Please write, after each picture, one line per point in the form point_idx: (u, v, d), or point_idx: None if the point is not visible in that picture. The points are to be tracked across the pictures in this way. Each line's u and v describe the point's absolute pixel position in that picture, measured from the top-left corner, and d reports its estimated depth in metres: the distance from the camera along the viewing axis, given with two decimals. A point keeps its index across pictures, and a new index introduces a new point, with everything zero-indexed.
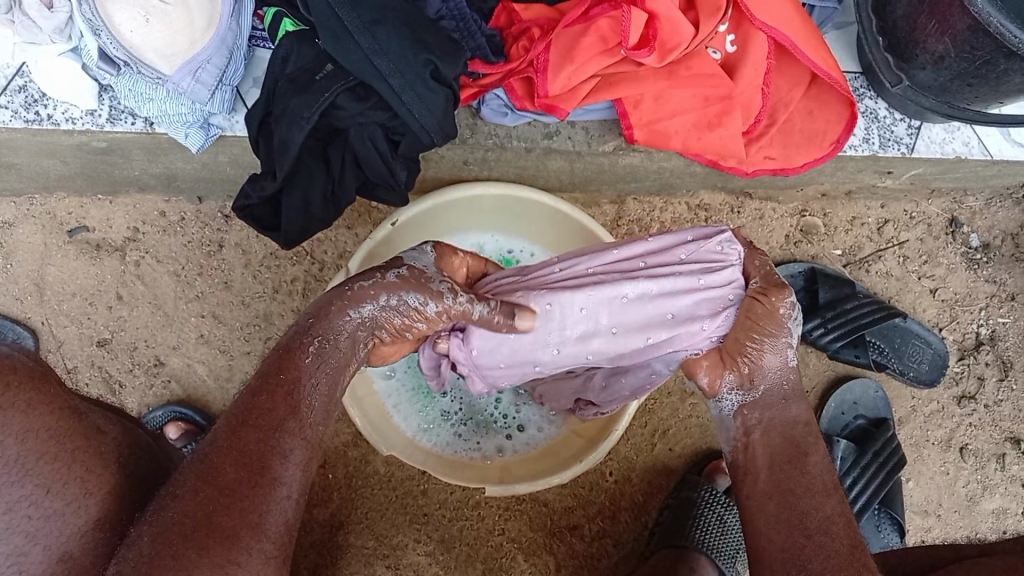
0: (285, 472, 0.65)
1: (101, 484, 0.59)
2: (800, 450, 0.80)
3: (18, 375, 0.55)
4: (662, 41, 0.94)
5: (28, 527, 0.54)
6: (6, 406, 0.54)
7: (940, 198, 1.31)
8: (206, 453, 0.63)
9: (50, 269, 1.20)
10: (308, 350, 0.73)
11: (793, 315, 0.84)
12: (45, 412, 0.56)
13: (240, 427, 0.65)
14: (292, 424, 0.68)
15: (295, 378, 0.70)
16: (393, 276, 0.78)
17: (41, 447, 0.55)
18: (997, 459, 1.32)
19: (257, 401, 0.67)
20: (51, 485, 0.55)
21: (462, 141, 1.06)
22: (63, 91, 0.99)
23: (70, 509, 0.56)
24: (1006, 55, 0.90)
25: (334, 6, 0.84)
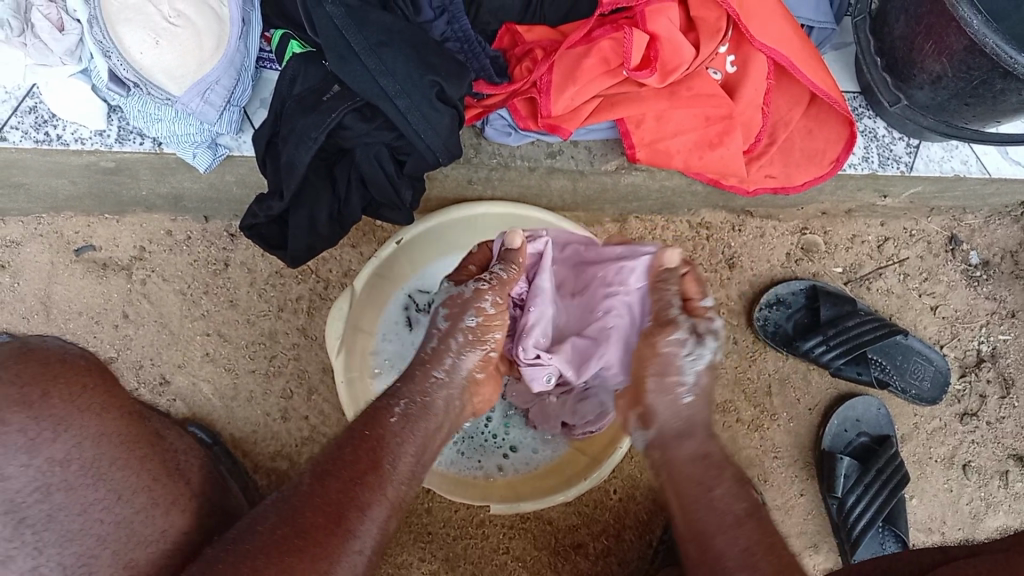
0: (360, 525, 0.71)
1: (166, 495, 0.68)
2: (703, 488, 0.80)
3: (91, 375, 0.68)
4: (663, 63, 0.95)
5: (100, 530, 0.62)
6: (86, 407, 0.65)
7: (940, 216, 1.32)
8: (293, 495, 0.71)
9: (57, 287, 1.20)
10: (394, 410, 0.82)
11: (688, 351, 0.84)
12: (116, 417, 0.67)
13: (324, 477, 0.72)
14: (372, 479, 0.74)
15: (379, 435, 0.78)
16: (441, 322, 0.87)
17: (114, 453, 0.65)
18: (999, 477, 1.32)
19: (342, 456, 0.75)
20: (122, 491, 0.65)
21: (467, 160, 1.07)
22: (72, 111, 1.01)
23: (138, 516, 0.65)
24: (1002, 75, 0.91)
25: (340, 29, 0.86)
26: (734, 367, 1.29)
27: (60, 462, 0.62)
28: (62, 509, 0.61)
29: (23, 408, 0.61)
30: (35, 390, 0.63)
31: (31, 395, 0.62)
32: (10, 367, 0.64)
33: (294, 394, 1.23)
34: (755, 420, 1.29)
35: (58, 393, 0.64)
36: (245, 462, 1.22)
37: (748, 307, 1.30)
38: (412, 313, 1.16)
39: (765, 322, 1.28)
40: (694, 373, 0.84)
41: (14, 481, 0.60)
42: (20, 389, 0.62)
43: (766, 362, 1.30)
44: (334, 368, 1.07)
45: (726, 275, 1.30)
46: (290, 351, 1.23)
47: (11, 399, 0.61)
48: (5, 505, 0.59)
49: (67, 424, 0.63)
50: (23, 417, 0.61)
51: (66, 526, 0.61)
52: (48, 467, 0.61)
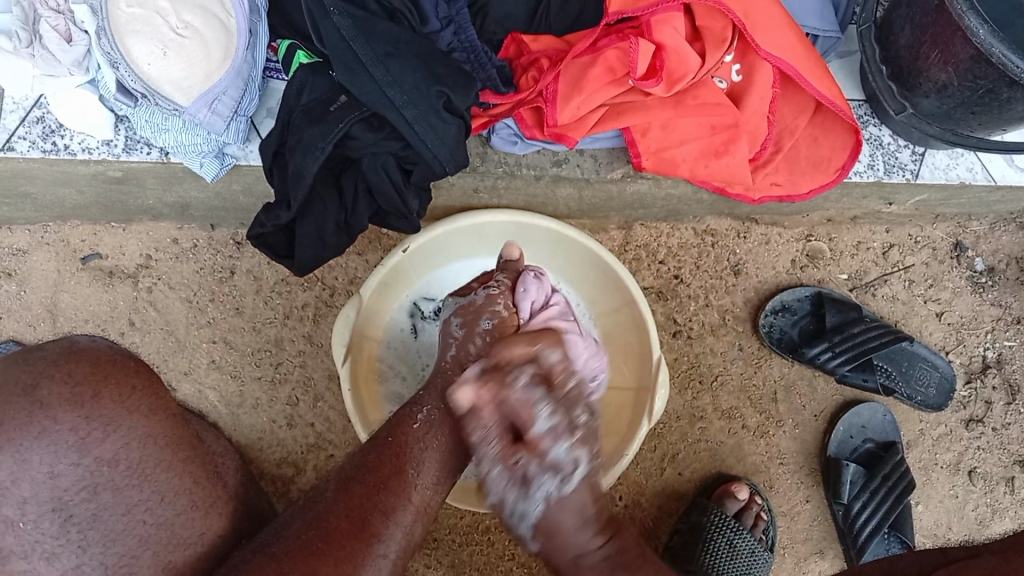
0: (384, 528, 0.74)
1: (206, 497, 0.70)
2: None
3: (140, 376, 0.70)
4: (670, 72, 0.95)
5: (144, 531, 0.66)
6: (132, 409, 0.67)
7: (945, 222, 1.32)
8: (319, 502, 0.74)
9: (63, 295, 1.21)
10: (416, 415, 0.88)
11: (512, 508, 0.88)
12: (161, 418, 0.69)
13: (349, 483, 0.76)
14: (396, 484, 0.78)
15: (402, 441, 0.84)
16: (457, 330, 0.97)
17: (159, 455, 0.68)
18: (1005, 483, 1.32)
19: (367, 462, 0.80)
20: (165, 493, 0.67)
21: (473, 169, 1.07)
22: (78, 121, 1.00)
23: (179, 518, 0.67)
24: (1008, 84, 0.91)
25: (348, 39, 0.87)
26: (740, 374, 1.29)
27: (108, 463, 0.65)
28: (108, 508, 0.65)
29: (75, 407, 0.65)
30: (86, 389, 0.66)
31: (82, 394, 0.66)
32: (60, 364, 0.67)
33: (300, 402, 1.23)
34: (760, 426, 1.29)
35: (109, 393, 0.67)
36: (251, 469, 1.22)
37: (753, 314, 1.30)
38: (417, 320, 1.18)
39: (770, 329, 1.28)
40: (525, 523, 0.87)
41: (63, 479, 0.64)
42: (72, 388, 0.65)
43: (771, 368, 1.30)
44: (340, 376, 1.05)
45: (731, 282, 1.30)
46: (296, 358, 1.23)
47: (63, 398, 0.65)
48: (53, 501, 0.64)
49: (116, 424, 0.66)
50: (75, 415, 0.65)
51: (110, 525, 0.65)
52: (97, 467, 0.65)
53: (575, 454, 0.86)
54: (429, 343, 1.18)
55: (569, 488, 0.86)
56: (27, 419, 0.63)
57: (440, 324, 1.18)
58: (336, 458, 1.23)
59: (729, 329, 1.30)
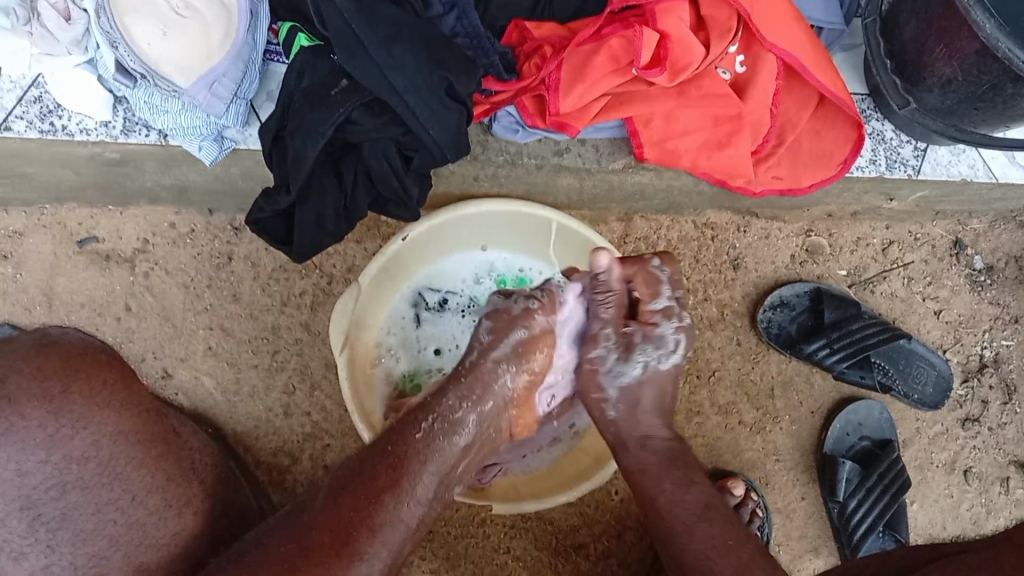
0: (370, 546, 0.72)
1: (180, 495, 0.71)
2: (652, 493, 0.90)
3: (114, 373, 0.68)
4: (674, 61, 0.95)
5: (112, 531, 0.66)
6: (103, 405, 0.66)
7: (945, 220, 1.31)
8: (307, 510, 0.73)
9: (59, 279, 1.20)
10: (421, 424, 0.82)
11: (610, 368, 0.91)
12: (134, 414, 0.68)
13: (341, 492, 0.74)
14: (390, 498, 0.75)
15: (402, 452, 0.79)
16: (485, 336, 0.89)
17: (131, 452, 0.67)
18: (1000, 483, 1.32)
19: (363, 471, 0.77)
20: (137, 492, 0.68)
21: (474, 157, 1.07)
22: (76, 102, 0.99)
23: (150, 518, 0.68)
24: (1013, 79, 0.91)
25: (350, 22, 0.86)
26: (738, 369, 1.29)
27: (78, 459, 0.64)
28: (78, 507, 0.65)
29: (43, 403, 0.63)
30: (55, 385, 0.63)
31: (52, 390, 0.63)
32: (31, 358, 0.64)
33: (296, 390, 1.22)
34: (757, 422, 1.29)
35: (79, 389, 0.64)
36: (246, 457, 1.21)
37: (752, 309, 1.30)
38: (419, 310, 1.18)
39: (769, 324, 1.28)
40: (616, 389, 0.91)
41: (32, 477, 0.63)
42: (43, 383, 0.63)
43: (769, 364, 1.29)
44: (337, 367, 1.05)
45: (730, 276, 1.29)
46: (293, 346, 1.23)
47: (32, 394, 0.62)
48: (20, 500, 0.63)
49: (86, 421, 0.64)
50: (42, 412, 0.63)
51: (80, 525, 0.65)
52: (67, 464, 0.64)
53: (680, 335, 0.92)
54: (432, 333, 1.18)
55: (666, 365, 0.92)
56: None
57: (444, 315, 1.18)
58: (332, 446, 1.22)
59: (727, 323, 1.29)
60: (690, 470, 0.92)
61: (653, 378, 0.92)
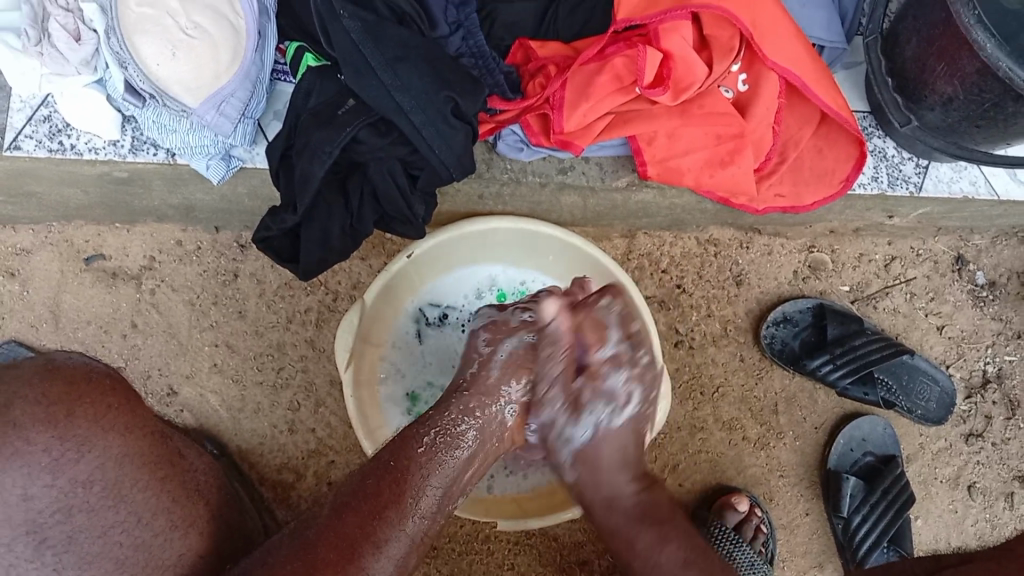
0: (375, 562, 0.71)
1: (185, 517, 0.71)
2: (627, 540, 0.89)
3: (117, 395, 0.69)
4: (676, 80, 0.96)
5: (120, 553, 0.65)
6: (110, 429, 0.66)
7: (947, 236, 1.32)
8: (309, 527, 0.71)
9: (66, 296, 1.21)
10: (423, 438, 0.83)
11: (559, 430, 0.93)
12: (139, 437, 0.69)
13: (344, 510, 0.73)
14: (393, 514, 0.75)
15: (404, 467, 0.79)
16: (482, 346, 0.94)
17: (134, 474, 0.68)
18: (1005, 498, 1.32)
19: (365, 486, 0.76)
20: (142, 514, 0.67)
21: (479, 175, 1.08)
22: (86, 121, 1.01)
23: (157, 540, 0.67)
24: (1014, 97, 0.92)
25: (358, 44, 0.87)
26: (741, 385, 1.29)
27: (83, 483, 0.64)
28: (86, 530, 0.64)
29: (48, 428, 0.63)
30: (61, 409, 0.64)
31: (57, 415, 0.64)
32: (36, 382, 0.64)
33: (300, 406, 1.23)
34: (761, 438, 1.29)
35: (83, 412, 0.65)
36: (250, 474, 1.22)
37: (755, 326, 1.30)
38: (422, 325, 1.18)
39: (772, 340, 1.28)
40: (572, 450, 0.93)
41: (37, 501, 0.62)
42: (46, 409, 0.63)
43: (772, 380, 1.30)
44: (342, 381, 1.06)
45: (734, 292, 1.30)
46: (298, 363, 1.23)
47: (37, 419, 0.62)
48: (27, 524, 0.61)
49: (91, 445, 0.65)
50: (48, 437, 0.62)
51: (86, 549, 0.63)
52: (73, 488, 0.63)
53: (630, 388, 0.93)
54: (435, 347, 1.18)
55: (618, 422, 0.93)
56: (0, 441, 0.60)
57: (446, 330, 1.18)
58: (336, 463, 1.22)
59: (731, 339, 1.30)
60: (663, 526, 0.89)
61: (606, 436, 0.93)
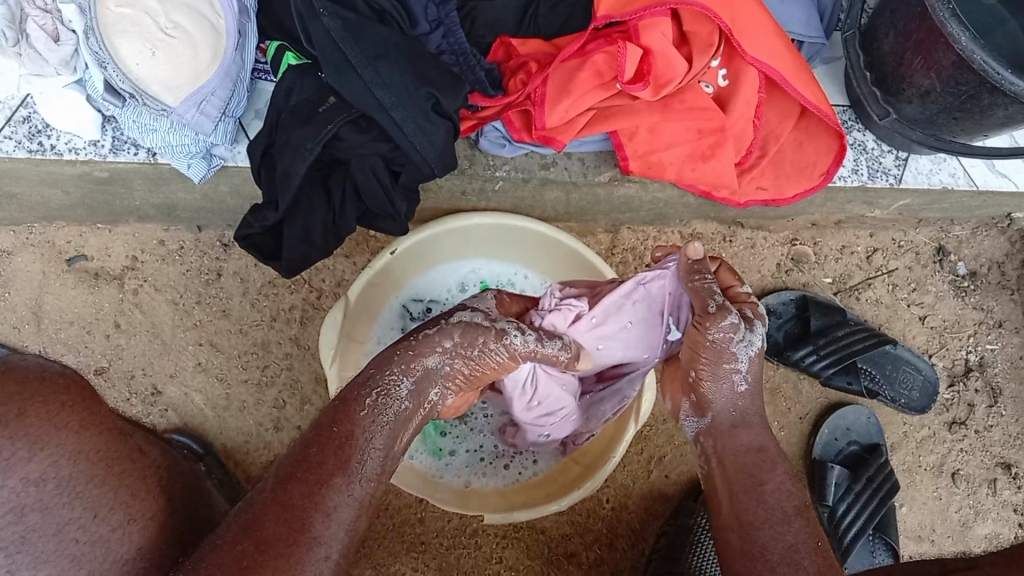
0: (325, 531, 0.70)
1: (144, 510, 0.69)
2: (755, 479, 0.82)
3: (71, 396, 0.68)
4: (657, 76, 0.96)
5: (76, 550, 0.64)
6: (62, 424, 0.66)
7: (928, 227, 1.33)
8: (254, 505, 0.70)
9: (48, 297, 1.20)
10: (365, 401, 0.78)
11: (741, 337, 0.85)
12: (95, 433, 0.68)
13: (288, 480, 0.71)
14: (340, 481, 0.73)
15: (349, 432, 0.76)
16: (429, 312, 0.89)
17: (92, 471, 0.67)
18: (988, 485, 1.34)
19: (309, 455, 0.73)
20: (99, 509, 0.66)
21: (461, 171, 1.08)
22: (65, 121, 1.00)
23: (115, 535, 0.66)
24: (989, 90, 0.92)
25: (337, 41, 0.87)
26: None
27: (35, 482, 0.63)
28: (37, 530, 0.62)
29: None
30: (12, 409, 0.63)
31: (7, 414, 0.62)
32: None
33: (286, 404, 1.23)
34: None
35: (34, 411, 0.64)
36: (237, 472, 1.22)
37: None
38: (406, 323, 1.18)
39: None
40: (748, 357, 0.87)
41: None
42: None
43: None
44: (328, 379, 1.05)
45: None
46: (283, 361, 1.23)
47: None
48: None
49: (43, 443, 0.64)
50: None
51: (40, 547, 0.62)
52: (24, 487, 0.62)
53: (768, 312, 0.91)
54: None
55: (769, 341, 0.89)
56: None
57: None
58: None
59: None
60: None
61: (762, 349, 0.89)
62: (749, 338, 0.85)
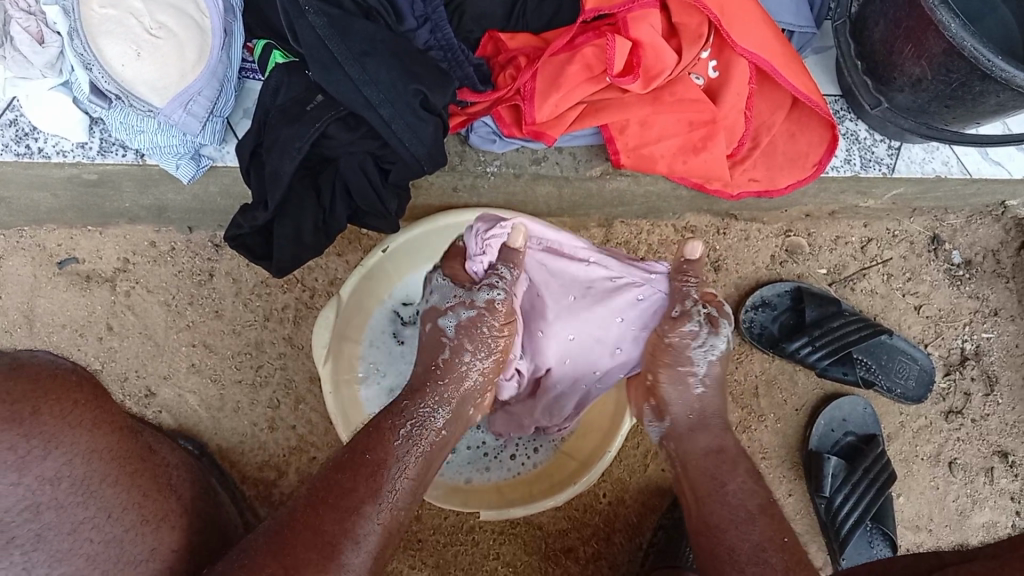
0: (354, 559, 0.74)
1: (155, 511, 0.70)
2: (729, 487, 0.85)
3: (84, 392, 0.66)
4: (647, 68, 0.96)
5: (90, 549, 0.62)
6: (77, 424, 0.64)
7: (922, 216, 1.32)
8: (284, 524, 0.72)
9: (39, 300, 1.20)
10: (399, 432, 0.85)
11: (703, 342, 0.91)
12: (107, 432, 0.67)
13: (317, 503, 0.75)
14: (370, 508, 0.77)
15: (381, 459, 0.81)
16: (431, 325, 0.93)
17: (105, 469, 0.66)
18: (985, 473, 1.33)
19: (339, 480, 0.78)
20: (111, 510, 0.65)
21: (452, 167, 1.08)
22: (51, 124, 0.99)
23: (128, 535, 0.66)
24: (980, 77, 0.92)
25: (323, 38, 0.86)
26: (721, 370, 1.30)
27: (50, 480, 0.60)
28: (53, 528, 0.60)
29: (15, 425, 0.58)
30: (26, 407, 0.60)
31: (22, 411, 0.59)
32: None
33: (281, 404, 1.22)
34: (742, 421, 1.30)
35: (49, 409, 0.61)
36: (232, 473, 1.21)
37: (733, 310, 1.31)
38: (398, 326, 1.17)
39: (751, 323, 1.29)
40: (706, 362, 0.92)
41: (4, 499, 0.58)
42: (9, 407, 0.59)
43: (753, 364, 1.30)
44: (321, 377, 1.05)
45: (711, 279, 1.30)
46: (277, 360, 1.22)
47: (2, 417, 0.58)
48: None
49: (57, 441, 0.61)
50: (14, 435, 0.58)
51: (55, 546, 0.60)
52: (40, 485, 0.60)
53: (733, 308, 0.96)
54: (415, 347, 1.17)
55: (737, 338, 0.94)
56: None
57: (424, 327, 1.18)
58: (318, 459, 1.22)
59: None
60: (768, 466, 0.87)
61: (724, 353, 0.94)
62: (710, 341, 0.92)
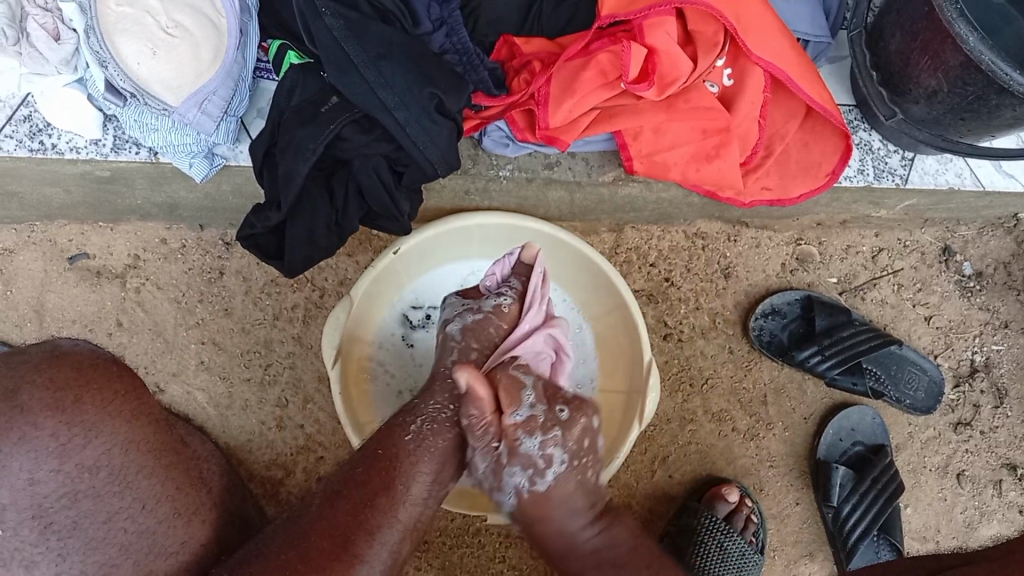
0: (369, 551, 0.75)
1: (188, 505, 0.70)
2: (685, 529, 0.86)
3: (125, 382, 0.69)
4: (661, 75, 0.95)
5: (123, 539, 0.65)
6: (115, 416, 0.67)
7: (934, 227, 1.32)
8: (305, 518, 0.75)
9: (50, 295, 1.20)
10: (410, 428, 0.89)
11: (489, 474, 0.93)
12: (144, 424, 0.69)
13: (336, 496, 0.78)
14: (382, 503, 0.80)
15: (392, 454, 0.85)
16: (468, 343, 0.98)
17: (141, 461, 0.68)
18: (993, 486, 1.33)
19: (355, 475, 0.81)
20: (146, 501, 0.67)
21: (464, 171, 1.07)
22: (66, 122, 1.00)
23: (161, 527, 0.67)
24: (997, 91, 0.91)
25: (339, 40, 0.86)
26: (730, 377, 1.30)
27: (89, 469, 0.64)
28: (89, 516, 0.64)
29: (58, 412, 0.64)
30: (71, 394, 0.65)
31: (66, 399, 0.64)
32: (43, 369, 0.65)
33: (289, 403, 1.22)
34: (750, 429, 1.30)
35: (92, 399, 0.66)
36: (240, 471, 1.22)
37: (743, 318, 1.30)
38: (407, 328, 1.17)
39: (760, 332, 1.28)
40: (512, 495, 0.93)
41: (43, 485, 0.63)
42: (55, 392, 0.64)
43: (761, 372, 1.30)
44: (330, 379, 1.05)
45: (721, 286, 1.30)
46: (286, 360, 1.22)
47: (46, 403, 0.64)
48: (32, 509, 0.62)
49: (99, 430, 0.65)
50: (57, 421, 0.64)
51: (90, 534, 0.64)
52: (78, 473, 0.64)
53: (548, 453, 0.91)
54: (424, 350, 1.17)
55: (539, 485, 0.91)
56: (7, 425, 0.62)
57: (432, 330, 1.18)
58: (325, 459, 1.22)
59: (720, 331, 1.30)
60: None
61: (565, 491, 0.93)
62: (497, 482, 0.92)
